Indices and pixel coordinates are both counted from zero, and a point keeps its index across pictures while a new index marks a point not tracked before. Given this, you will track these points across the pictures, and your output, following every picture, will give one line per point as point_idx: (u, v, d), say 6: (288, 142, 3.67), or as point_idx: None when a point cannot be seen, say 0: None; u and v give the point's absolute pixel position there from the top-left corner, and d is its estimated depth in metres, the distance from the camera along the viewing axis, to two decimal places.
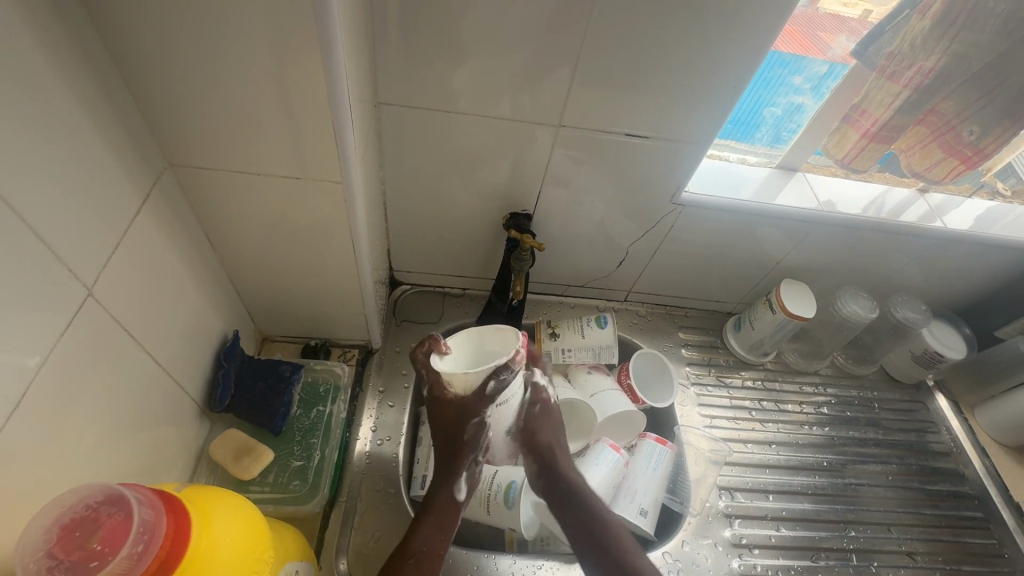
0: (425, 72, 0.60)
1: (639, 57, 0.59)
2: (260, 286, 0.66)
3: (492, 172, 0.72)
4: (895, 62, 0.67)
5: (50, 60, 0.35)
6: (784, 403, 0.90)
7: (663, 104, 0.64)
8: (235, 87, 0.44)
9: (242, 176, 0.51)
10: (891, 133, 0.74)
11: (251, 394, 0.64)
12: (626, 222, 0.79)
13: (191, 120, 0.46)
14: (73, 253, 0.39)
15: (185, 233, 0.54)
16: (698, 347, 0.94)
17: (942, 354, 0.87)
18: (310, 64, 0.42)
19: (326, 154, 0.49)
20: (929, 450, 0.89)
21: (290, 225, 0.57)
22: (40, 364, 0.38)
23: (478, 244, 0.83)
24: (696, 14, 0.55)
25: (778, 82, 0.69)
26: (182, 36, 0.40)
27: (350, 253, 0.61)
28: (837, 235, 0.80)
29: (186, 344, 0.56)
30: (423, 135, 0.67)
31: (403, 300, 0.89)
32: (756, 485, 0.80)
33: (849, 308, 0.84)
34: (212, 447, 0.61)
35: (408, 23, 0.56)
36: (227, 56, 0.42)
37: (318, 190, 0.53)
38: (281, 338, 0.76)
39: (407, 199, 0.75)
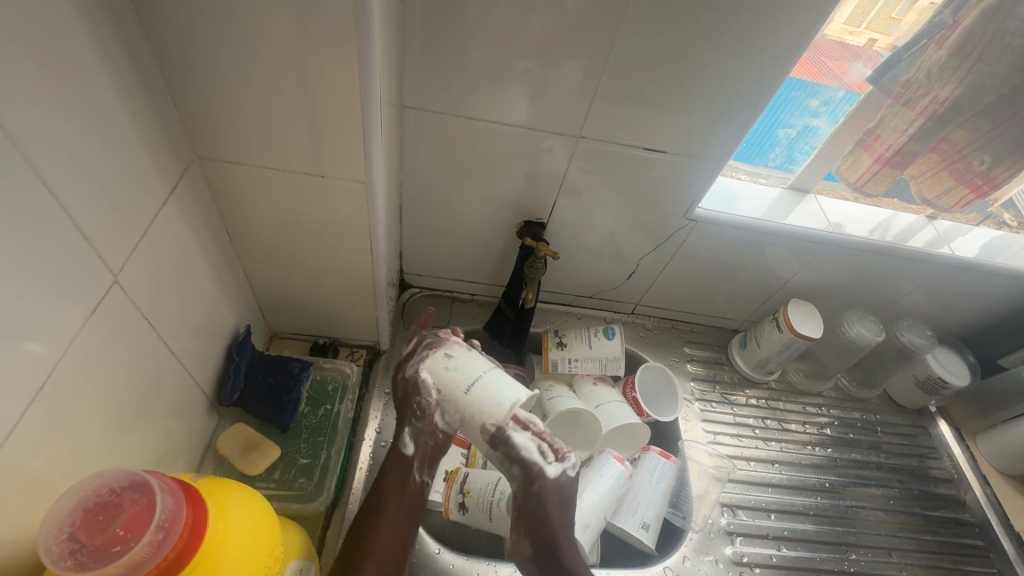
0: (450, 78, 0.61)
1: (661, 75, 0.60)
2: (275, 282, 0.66)
3: (509, 181, 0.73)
4: (910, 90, 0.68)
5: (95, 50, 0.36)
6: (787, 423, 0.90)
7: (682, 122, 0.65)
8: (270, 85, 0.45)
9: (267, 172, 0.52)
10: (904, 158, 0.74)
11: (260, 390, 0.62)
12: (637, 236, 0.80)
13: (223, 115, 0.47)
14: (102, 241, 0.40)
15: (207, 226, 0.54)
16: (703, 363, 0.94)
17: (947, 381, 0.87)
18: (346, 67, 0.43)
19: (351, 155, 0.50)
20: (929, 475, 0.89)
21: (309, 223, 0.58)
22: (64, 347, 0.38)
23: (490, 252, 0.83)
24: (720, 35, 0.56)
25: (794, 104, 0.70)
26: (224, 34, 0.41)
27: (367, 254, 0.61)
28: (846, 257, 0.81)
29: (200, 336, 0.56)
30: (444, 142, 0.68)
31: (412, 303, 0.89)
32: (758, 503, 0.80)
33: (855, 330, 0.85)
34: (218, 441, 0.60)
35: (437, 31, 0.57)
36: (266, 56, 0.42)
37: (341, 190, 0.54)
38: (290, 335, 0.76)
39: (423, 202, 0.76)
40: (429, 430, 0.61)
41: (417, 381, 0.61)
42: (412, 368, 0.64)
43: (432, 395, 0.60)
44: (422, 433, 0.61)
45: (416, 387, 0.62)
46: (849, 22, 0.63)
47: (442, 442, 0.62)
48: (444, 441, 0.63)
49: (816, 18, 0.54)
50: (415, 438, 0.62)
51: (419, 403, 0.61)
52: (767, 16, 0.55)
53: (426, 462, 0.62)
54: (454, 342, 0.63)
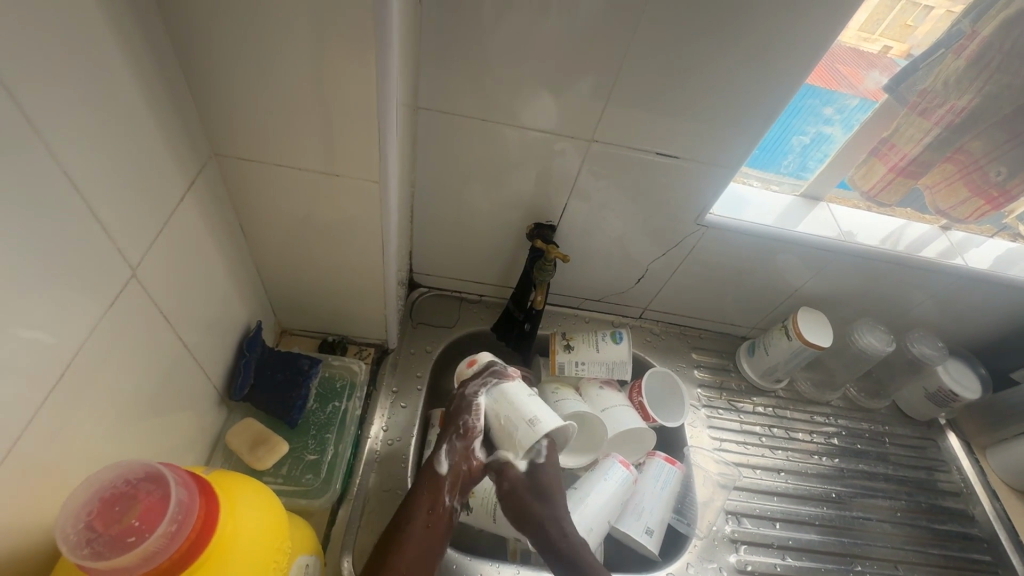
0: (464, 81, 0.62)
1: (676, 80, 0.60)
2: (287, 278, 0.67)
3: (520, 183, 0.73)
4: (926, 99, 0.68)
5: (120, 48, 0.37)
6: (794, 431, 0.89)
7: (695, 128, 0.65)
8: (288, 84, 0.45)
9: (283, 170, 0.53)
10: (920, 168, 0.74)
11: (271, 385, 0.63)
12: (647, 241, 0.80)
13: (241, 113, 0.47)
14: (121, 235, 0.40)
15: (222, 222, 0.55)
16: (710, 369, 0.94)
17: (957, 394, 0.86)
18: (364, 69, 0.43)
19: (366, 154, 0.50)
20: (937, 488, 0.88)
21: (322, 221, 0.58)
22: (82, 339, 0.38)
23: (500, 253, 0.84)
24: (736, 42, 0.56)
25: (809, 111, 0.69)
26: (245, 33, 0.41)
27: (378, 253, 0.62)
28: (857, 267, 0.80)
29: (213, 331, 0.56)
30: (457, 143, 0.68)
31: (420, 302, 0.90)
32: (764, 511, 0.80)
33: (865, 339, 0.84)
34: (228, 435, 0.60)
35: (453, 33, 0.58)
36: (285, 56, 0.43)
37: (355, 189, 0.54)
38: (300, 332, 0.76)
39: (434, 203, 0.76)
40: (466, 452, 0.61)
41: (471, 403, 0.63)
42: (464, 390, 0.65)
43: (479, 416, 0.62)
44: (459, 454, 0.61)
45: (466, 408, 0.63)
46: (861, 29, 0.62)
47: (475, 469, 0.61)
48: (478, 469, 0.61)
49: (833, 26, 0.54)
50: (450, 459, 0.61)
51: (464, 422, 0.62)
52: (784, 24, 0.55)
53: (458, 487, 0.60)
54: (512, 377, 0.64)
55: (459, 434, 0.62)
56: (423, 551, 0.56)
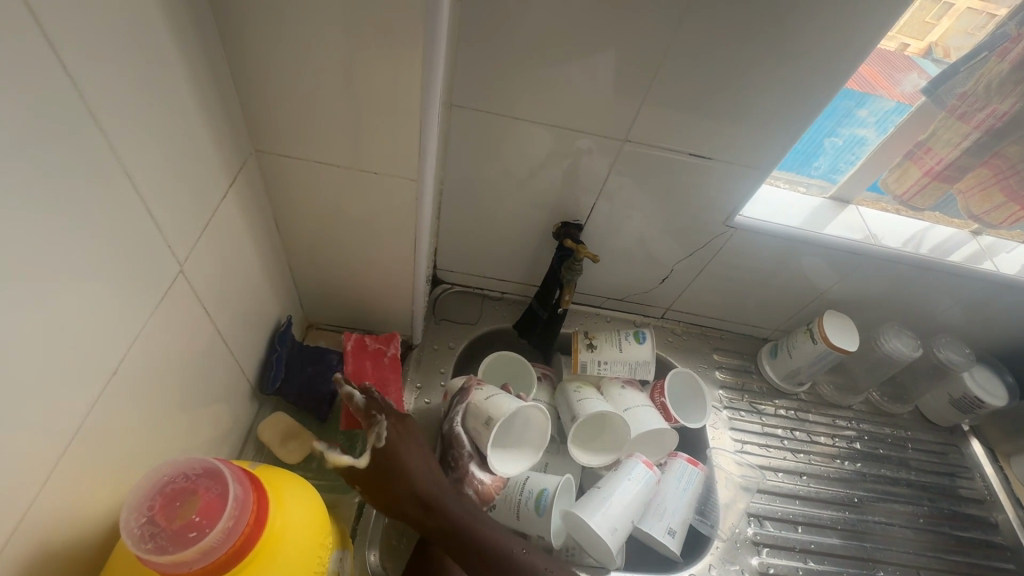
0: (499, 79, 0.61)
1: (715, 80, 0.59)
2: (317, 273, 0.67)
3: (550, 181, 0.73)
4: (966, 103, 0.66)
5: (175, 46, 0.37)
6: (816, 435, 0.89)
7: (731, 129, 0.64)
8: (332, 82, 0.45)
9: (321, 167, 0.53)
10: (957, 172, 0.73)
11: (300, 380, 0.62)
12: (674, 241, 0.79)
13: (284, 109, 0.47)
14: (171, 233, 0.40)
15: (259, 218, 0.55)
16: (732, 371, 0.93)
17: (983, 401, 0.85)
18: (409, 67, 0.43)
19: (405, 153, 0.50)
20: (960, 495, 0.87)
21: (358, 217, 0.58)
22: (134, 334, 0.39)
23: (525, 251, 0.83)
24: (779, 44, 0.55)
25: (844, 113, 0.69)
26: (293, 29, 0.41)
27: (410, 250, 0.62)
28: (886, 271, 0.79)
29: (247, 325, 0.57)
30: (488, 141, 0.68)
31: (443, 298, 0.90)
32: (786, 515, 0.79)
33: (890, 344, 0.84)
34: (260, 427, 0.59)
35: (491, 30, 0.57)
36: (332, 54, 0.43)
37: (392, 187, 0.54)
38: (326, 326, 0.77)
39: (462, 200, 0.76)
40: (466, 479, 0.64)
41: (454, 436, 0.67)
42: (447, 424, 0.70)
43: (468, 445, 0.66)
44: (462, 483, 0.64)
45: (451, 440, 0.67)
46: (896, 32, 0.62)
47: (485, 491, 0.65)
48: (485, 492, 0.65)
49: (881, 29, 0.53)
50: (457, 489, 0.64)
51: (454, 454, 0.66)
52: (830, 24, 0.53)
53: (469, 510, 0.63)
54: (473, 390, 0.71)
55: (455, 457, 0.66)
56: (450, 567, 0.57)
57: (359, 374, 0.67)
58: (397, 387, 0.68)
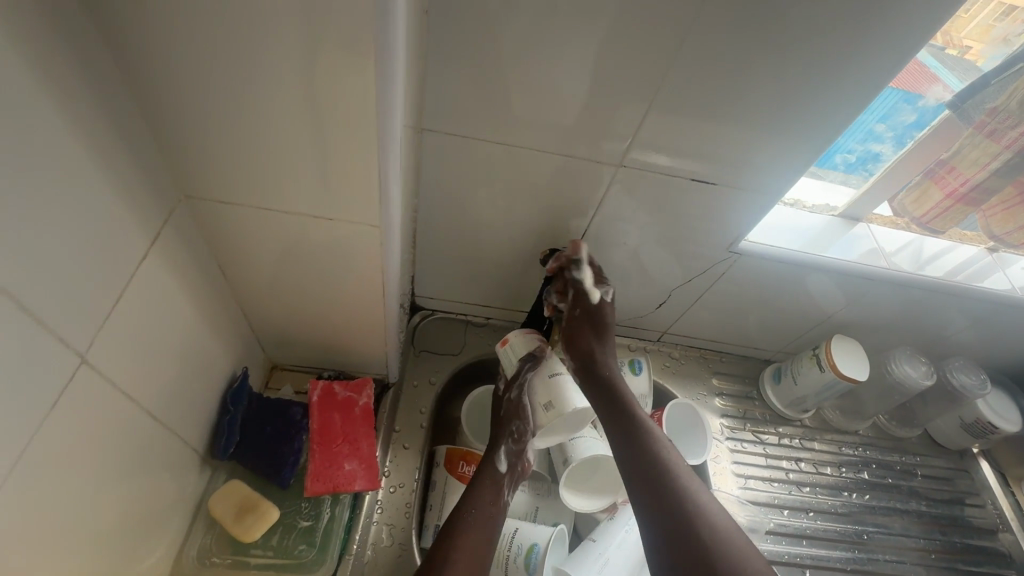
0: (475, 100, 0.54)
1: (715, 99, 0.53)
2: (277, 316, 0.60)
3: (536, 206, 0.66)
4: (996, 119, 0.61)
5: (53, 92, 0.29)
6: (821, 466, 0.84)
7: (732, 151, 0.58)
8: (269, 120, 0.38)
9: (267, 211, 0.45)
10: (982, 195, 0.67)
11: (259, 442, 0.57)
12: (672, 266, 0.73)
13: (216, 151, 0.40)
14: (67, 313, 0.33)
15: (199, 268, 0.48)
16: (733, 397, 0.88)
17: (996, 426, 0.81)
18: (360, 103, 0.36)
19: (362, 196, 0.43)
20: (971, 525, 0.83)
21: (318, 260, 0.51)
22: (21, 443, 0.32)
23: (510, 277, 0.77)
24: (786, 59, 0.49)
25: (860, 128, 0.62)
26: (215, 61, 0.34)
27: (378, 293, 0.55)
28: (898, 296, 0.74)
29: (193, 388, 0.50)
30: (465, 165, 0.61)
31: (423, 327, 0.83)
32: (792, 558, 0.75)
33: (899, 369, 0.79)
34: (210, 502, 0.54)
35: (464, 46, 0.50)
36: (266, 89, 0.36)
37: (351, 231, 0.47)
38: (292, 367, 0.69)
39: (440, 227, 0.69)
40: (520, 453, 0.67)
41: (521, 406, 0.68)
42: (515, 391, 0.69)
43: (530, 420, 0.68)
44: (515, 454, 0.67)
45: (518, 409, 0.69)
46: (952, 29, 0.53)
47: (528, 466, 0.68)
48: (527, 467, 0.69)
49: (901, 41, 0.47)
50: (507, 458, 0.67)
51: (518, 427, 0.68)
52: (843, 37, 0.48)
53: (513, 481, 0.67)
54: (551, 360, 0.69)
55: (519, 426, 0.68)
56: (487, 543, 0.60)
57: (327, 430, 0.59)
58: (370, 442, 0.60)
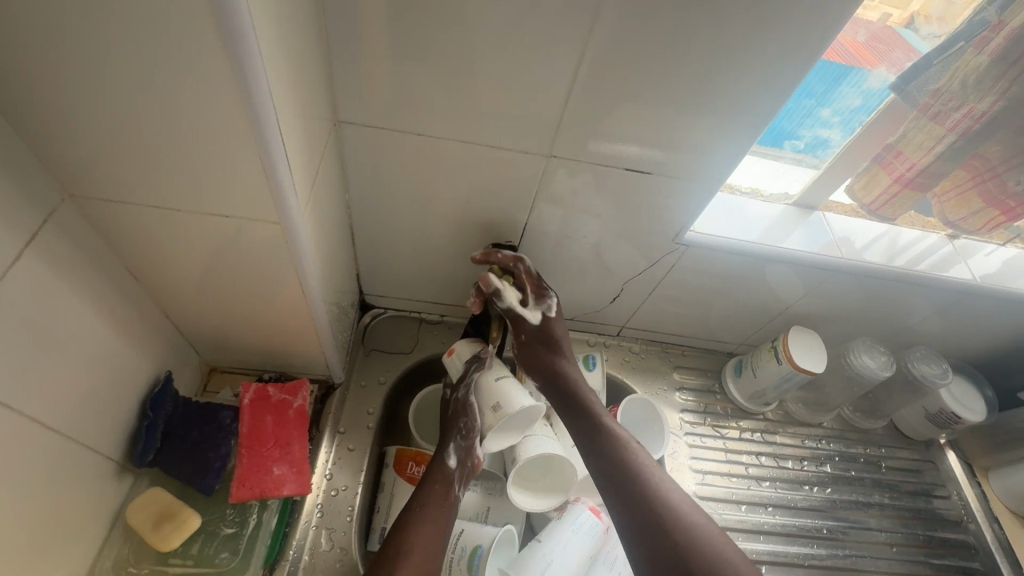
0: (390, 90, 0.52)
1: (637, 85, 0.51)
2: (201, 318, 0.58)
3: (472, 201, 0.64)
4: (940, 101, 0.58)
5: None
6: (784, 460, 0.82)
7: (663, 138, 0.56)
8: (137, 115, 0.36)
9: (162, 209, 0.44)
10: (929, 179, 0.65)
11: (181, 449, 0.55)
12: (620, 259, 0.71)
13: (91, 150, 0.38)
14: None
15: (98, 272, 0.46)
16: (694, 392, 0.86)
17: (959, 416, 0.79)
18: (226, 93, 0.34)
19: (254, 192, 0.41)
20: (936, 517, 0.82)
21: (229, 260, 0.49)
22: None
23: (457, 273, 0.75)
24: (704, 39, 0.47)
25: (803, 113, 0.61)
26: (62, 54, 0.32)
27: (299, 292, 0.53)
28: (855, 286, 0.72)
29: (100, 395, 0.48)
30: (392, 159, 0.59)
31: (374, 325, 0.81)
32: (750, 554, 0.73)
33: (860, 361, 0.77)
34: (128, 511, 0.53)
35: (370, 33, 0.48)
36: (125, 83, 0.34)
37: (255, 229, 0.46)
38: (231, 369, 0.68)
39: (377, 224, 0.67)
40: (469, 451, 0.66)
41: (467, 404, 0.67)
42: (462, 389, 0.68)
43: (477, 418, 0.66)
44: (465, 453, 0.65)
45: (464, 408, 0.67)
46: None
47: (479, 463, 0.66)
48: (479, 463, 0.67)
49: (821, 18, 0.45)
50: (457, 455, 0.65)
51: (465, 425, 0.66)
52: (760, 15, 0.45)
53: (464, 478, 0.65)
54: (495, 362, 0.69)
55: (466, 425, 0.66)
56: (438, 542, 0.60)
57: (257, 433, 0.58)
58: (302, 445, 0.59)
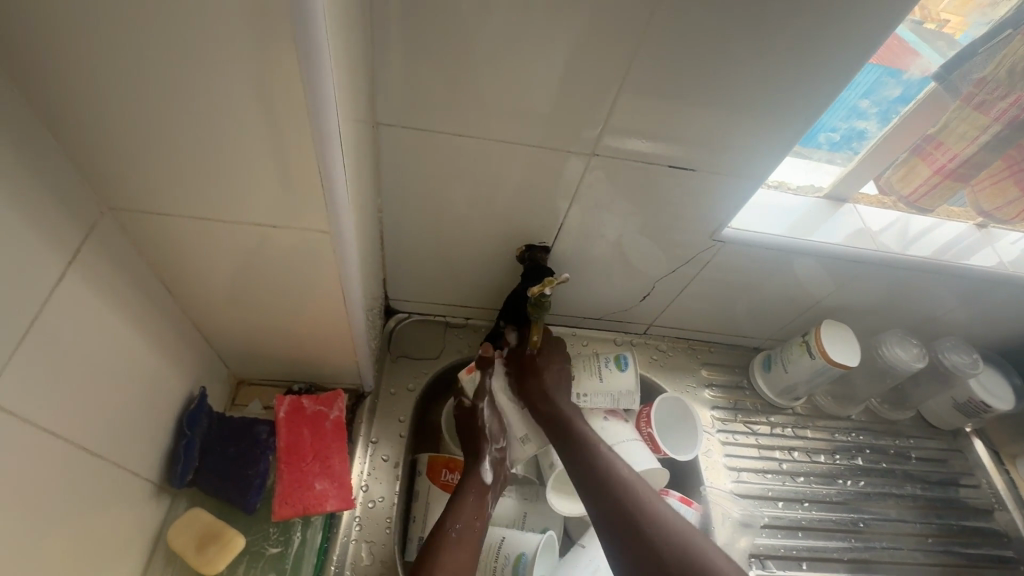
0: (431, 90, 0.51)
1: (686, 81, 0.50)
2: (235, 331, 0.56)
3: (507, 202, 0.63)
4: (985, 90, 0.59)
5: None
6: (815, 454, 0.82)
7: (707, 135, 0.55)
8: (190, 123, 0.34)
9: (205, 220, 0.42)
10: (969, 170, 0.65)
11: (219, 465, 0.54)
12: (654, 257, 0.70)
13: (137, 160, 0.37)
14: None
15: (136, 286, 0.44)
16: (723, 388, 0.86)
17: (989, 405, 0.79)
18: (288, 98, 0.33)
19: (305, 201, 0.40)
20: (966, 506, 0.82)
21: (269, 270, 0.48)
22: None
23: (487, 276, 0.74)
24: (757, 31, 0.46)
25: (842, 104, 0.59)
26: (118, 58, 0.31)
27: (339, 301, 0.52)
28: (887, 278, 0.72)
29: (141, 413, 0.47)
30: (428, 161, 0.57)
31: (400, 331, 0.79)
32: (789, 551, 0.73)
33: (893, 353, 0.77)
34: (170, 533, 0.51)
35: (414, 31, 0.46)
36: (180, 89, 0.32)
37: (300, 239, 0.44)
38: (260, 381, 0.66)
39: (409, 227, 0.66)
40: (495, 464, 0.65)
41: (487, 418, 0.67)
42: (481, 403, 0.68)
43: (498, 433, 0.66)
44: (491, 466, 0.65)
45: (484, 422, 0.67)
46: None
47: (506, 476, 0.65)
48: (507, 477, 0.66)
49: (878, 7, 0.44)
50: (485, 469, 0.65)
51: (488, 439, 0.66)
52: (817, 6, 0.44)
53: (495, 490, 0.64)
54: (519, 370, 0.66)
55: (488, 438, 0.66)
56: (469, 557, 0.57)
57: (295, 448, 0.57)
58: (342, 458, 0.58)
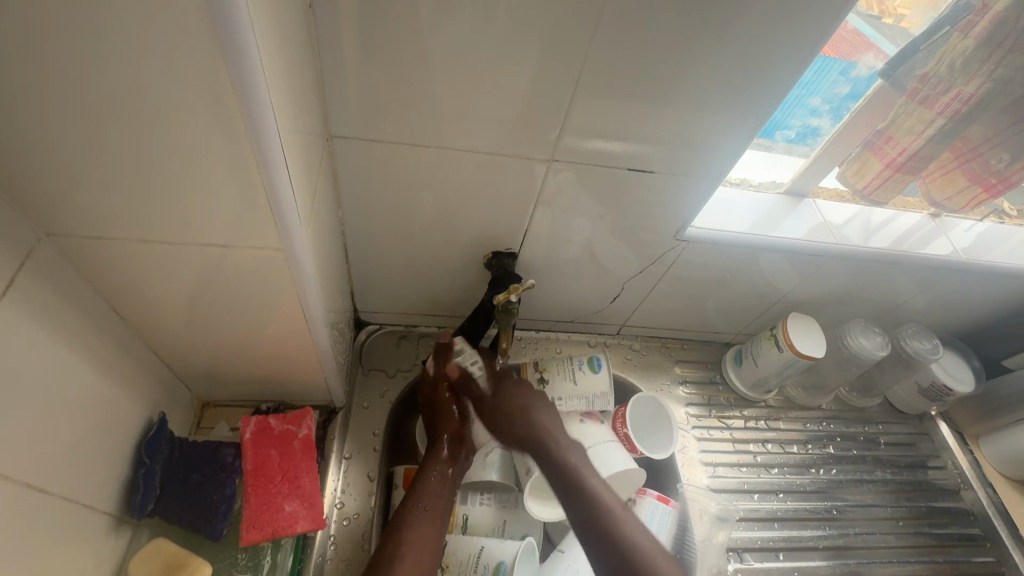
0: (383, 100, 0.50)
1: (636, 83, 0.50)
2: (192, 353, 0.55)
3: (470, 210, 0.62)
4: (928, 86, 0.60)
5: None
6: (788, 444, 0.84)
7: (661, 135, 0.55)
8: (125, 143, 0.34)
9: (150, 242, 0.41)
10: (919, 163, 0.67)
11: (183, 492, 0.53)
12: (621, 258, 0.71)
13: (71, 181, 0.35)
14: None
15: (81, 311, 0.43)
16: (696, 385, 0.87)
17: (951, 388, 0.82)
18: (226, 112, 0.32)
19: (254, 215, 0.39)
20: (933, 487, 0.84)
21: (224, 289, 0.47)
22: None
23: (456, 284, 0.73)
24: (700, 32, 0.47)
25: (796, 103, 0.60)
26: (41, 79, 0.30)
27: (300, 317, 0.51)
28: (848, 270, 0.73)
29: (93, 441, 0.45)
30: (386, 171, 0.57)
31: (371, 342, 0.78)
32: (766, 543, 0.74)
33: (858, 342, 0.78)
34: (131, 566, 0.49)
35: (361, 40, 0.46)
36: (110, 107, 0.31)
37: (252, 257, 0.43)
38: (227, 403, 0.64)
39: (372, 239, 0.65)
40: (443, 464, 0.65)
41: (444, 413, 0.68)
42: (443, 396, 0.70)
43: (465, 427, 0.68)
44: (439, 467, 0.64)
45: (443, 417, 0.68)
46: None
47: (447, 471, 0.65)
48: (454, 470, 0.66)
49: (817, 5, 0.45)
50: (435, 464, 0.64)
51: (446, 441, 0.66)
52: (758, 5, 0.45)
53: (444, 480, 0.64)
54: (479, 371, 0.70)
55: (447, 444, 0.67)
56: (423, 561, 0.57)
57: (263, 469, 0.57)
58: (312, 477, 0.58)
